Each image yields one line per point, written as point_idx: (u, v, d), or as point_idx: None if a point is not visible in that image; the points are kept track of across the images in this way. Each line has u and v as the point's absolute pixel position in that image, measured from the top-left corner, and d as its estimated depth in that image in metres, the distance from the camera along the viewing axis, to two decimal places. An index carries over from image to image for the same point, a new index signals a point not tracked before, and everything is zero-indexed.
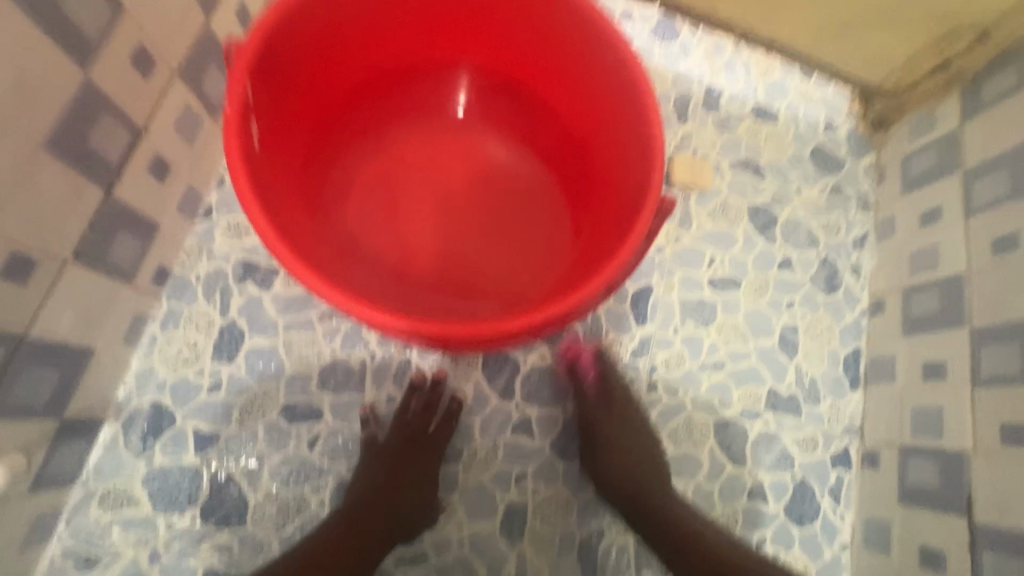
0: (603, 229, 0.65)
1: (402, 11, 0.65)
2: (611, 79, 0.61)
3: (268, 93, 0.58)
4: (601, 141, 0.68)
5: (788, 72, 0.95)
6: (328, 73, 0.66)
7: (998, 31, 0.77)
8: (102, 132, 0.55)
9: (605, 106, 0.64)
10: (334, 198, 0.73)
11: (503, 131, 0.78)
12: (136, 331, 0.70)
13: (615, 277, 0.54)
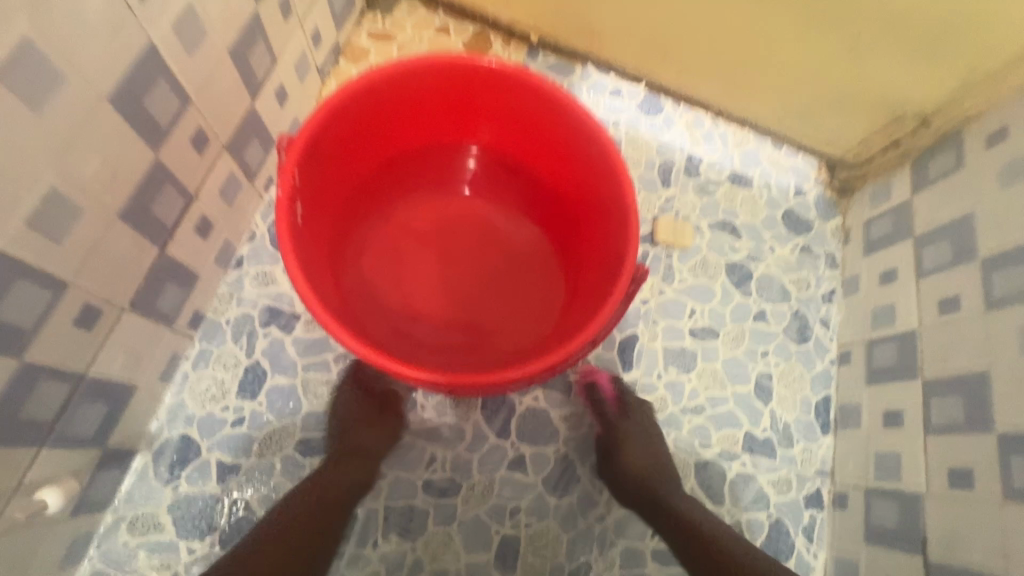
0: (592, 289, 0.74)
1: (422, 104, 0.76)
2: (597, 162, 0.71)
3: (309, 174, 0.69)
4: (590, 214, 0.78)
5: (760, 143, 1.06)
6: (357, 154, 0.77)
7: (938, 118, 0.88)
8: (164, 201, 0.64)
9: (592, 185, 0.75)
10: (357, 258, 0.82)
11: (506, 198, 0.88)
12: (171, 369, 0.78)
13: (597, 336, 0.62)
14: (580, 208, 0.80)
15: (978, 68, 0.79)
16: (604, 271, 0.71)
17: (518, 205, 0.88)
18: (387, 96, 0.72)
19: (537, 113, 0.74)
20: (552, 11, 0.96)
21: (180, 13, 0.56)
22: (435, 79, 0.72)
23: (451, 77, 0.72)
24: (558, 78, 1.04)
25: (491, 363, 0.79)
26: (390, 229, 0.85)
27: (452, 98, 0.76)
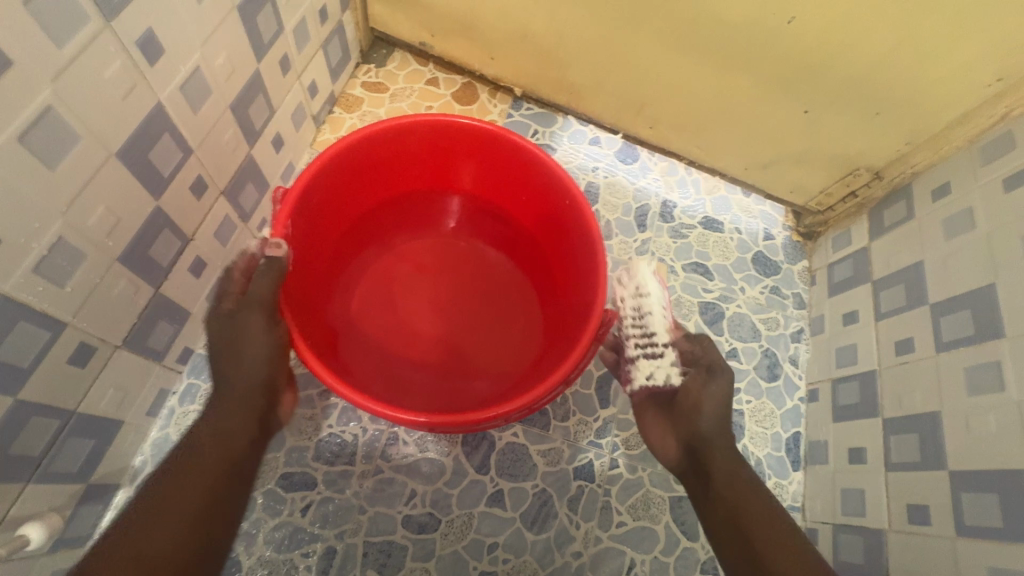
0: (567, 329, 0.79)
1: (407, 154, 0.82)
2: (570, 211, 0.77)
3: (301, 221, 0.74)
4: (564, 256, 0.83)
5: (730, 191, 1.13)
6: (346, 200, 0.82)
7: (889, 172, 0.95)
8: (161, 244, 0.68)
9: (565, 229, 0.80)
10: (343, 298, 0.86)
11: (489, 242, 0.93)
12: (158, 404, 0.80)
13: (568, 375, 0.66)
14: (557, 251, 0.86)
15: (919, 128, 0.87)
16: (578, 313, 0.76)
17: (500, 248, 0.93)
18: (377, 149, 0.78)
19: (514, 165, 0.81)
20: (534, 69, 1.04)
21: (186, 76, 0.61)
22: (420, 135, 0.79)
23: (436, 132, 0.79)
24: (540, 128, 1.11)
25: (473, 400, 0.82)
26: (378, 271, 0.90)
27: (437, 151, 0.83)
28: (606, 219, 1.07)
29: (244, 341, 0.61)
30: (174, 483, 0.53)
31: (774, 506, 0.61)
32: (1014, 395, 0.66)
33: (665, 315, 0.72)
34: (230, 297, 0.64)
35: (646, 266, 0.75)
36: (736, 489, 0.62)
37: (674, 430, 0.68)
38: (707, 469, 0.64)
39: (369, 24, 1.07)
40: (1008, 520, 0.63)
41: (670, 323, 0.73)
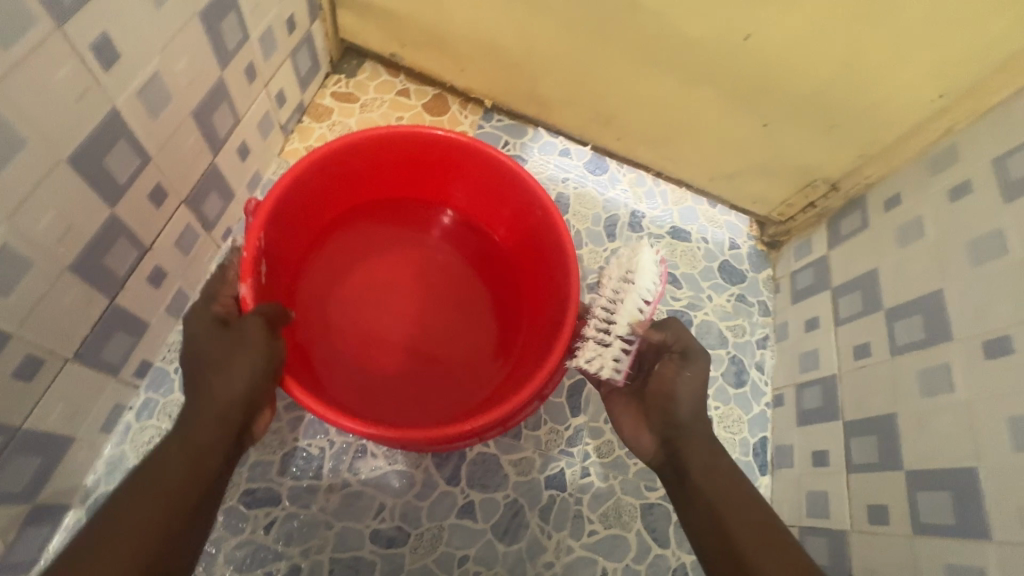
0: (540, 340, 0.80)
1: (380, 161, 0.82)
2: (542, 223, 0.79)
3: (274, 232, 0.75)
4: (537, 264, 0.84)
5: (697, 201, 1.15)
6: (318, 207, 0.82)
7: (845, 183, 0.99)
8: (117, 253, 0.66)
9: (538, 238, 0.82)
10: (314, 302, 0.86)
11: (467, 252, 0.93)
12: (113, 420, 0.76)
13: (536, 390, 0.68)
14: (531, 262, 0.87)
15: (871, 142, 0.91)
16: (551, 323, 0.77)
17: (478, 258, 0.93)
18: (352, 160, 0.80)
19: (489, 178, 0.83)
20: (503, 81, 1.05)
21: (144, 83, 0.60)
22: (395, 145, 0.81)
23: (410, 143, 0.80)
24: (511, 139, 1.13)
25: (446, 413, 0.83)
26: (356, 280, 0.89)
27: (412, 162, 0.85)
28: (576, 229, 1.08)
29: (233, 356, 0.61)
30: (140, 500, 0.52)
31: (753, 500, 0.62)
32: (963, 395, 0.69)
33: (637, 311, 0.73)
34: (222, 303, 0.67)
35: (651, 256, 0.75)
36: (715, 484, 0.63)
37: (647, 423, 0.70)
38: (685, 463, 0.65)
39: (339, 35, 1.07)
40: (960, 516, 0.65)
41: (637, 318, 0.73)
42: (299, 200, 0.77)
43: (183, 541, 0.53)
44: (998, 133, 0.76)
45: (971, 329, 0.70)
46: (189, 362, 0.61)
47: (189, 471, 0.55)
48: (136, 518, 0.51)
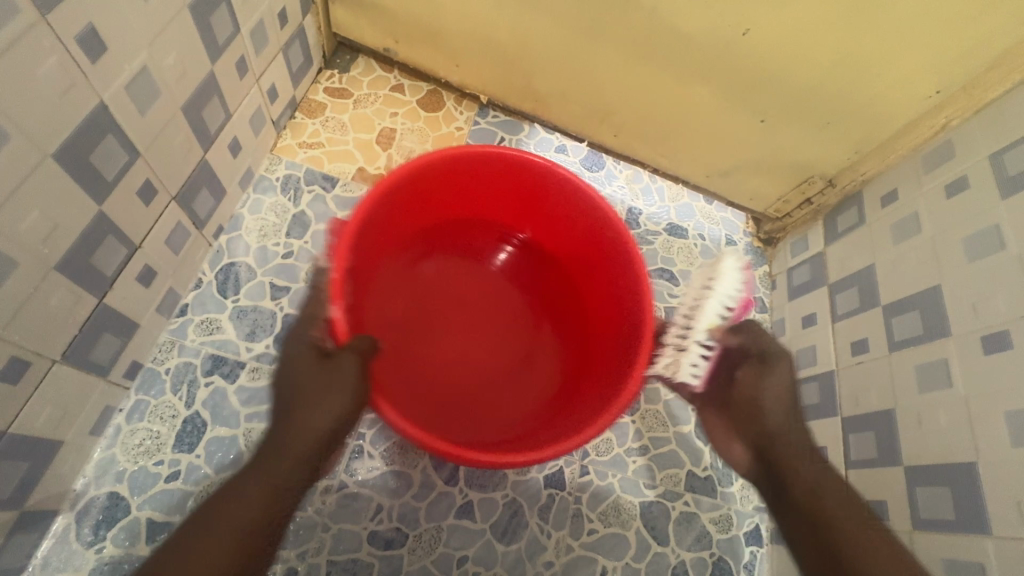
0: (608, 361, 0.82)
1: (449, 183, 0.84)
2: (611, 248, 0.81)
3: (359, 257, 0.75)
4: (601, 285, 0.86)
5: (694, 198, 1.15)
6: (390, 231, 0.84)
7: (841, 179, 0.99)
8: (105, 251, 0.64)
9: (603, 259, 0.83)
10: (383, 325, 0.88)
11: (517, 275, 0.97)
12: (103, 422, 0.75)
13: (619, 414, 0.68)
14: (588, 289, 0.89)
15: (867, 138, 0.91)
16: (618, 346, 0.80)
17: (523, 285, 0.97)
18: (429, 183, 0.81)
19: (565, 208, 0.84)
20: (499, 77, 1.05)
21: (131, 76, 0.59)
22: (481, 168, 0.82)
23: (496, 164, 0.81)
24: (507, 135, 1.12)
25: (495, 432, 0.84)
26: (405, 300, 0.91)
27: (490, 183, 0.86)
28: None
29: (329, 385, 0.61)
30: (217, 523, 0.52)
31: (861, 518, 0.58)
32: (961, 390, 0.69)
33: (718, 317, 0.76)
34: (318, 325, 0.68)
35: (734, 264, 0.80)
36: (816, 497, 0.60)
37: (737, 431, 0.71)
38: (782, 473, 0.64)
39: (331, 30, 1.05)
40: (960, 511, 0.65)
41: (718, 324, 0.75)
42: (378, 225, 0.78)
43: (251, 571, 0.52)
44: (995, 129, 0.76)
45: (968, 325, 0.70)
46: (287, 387, 0.63)
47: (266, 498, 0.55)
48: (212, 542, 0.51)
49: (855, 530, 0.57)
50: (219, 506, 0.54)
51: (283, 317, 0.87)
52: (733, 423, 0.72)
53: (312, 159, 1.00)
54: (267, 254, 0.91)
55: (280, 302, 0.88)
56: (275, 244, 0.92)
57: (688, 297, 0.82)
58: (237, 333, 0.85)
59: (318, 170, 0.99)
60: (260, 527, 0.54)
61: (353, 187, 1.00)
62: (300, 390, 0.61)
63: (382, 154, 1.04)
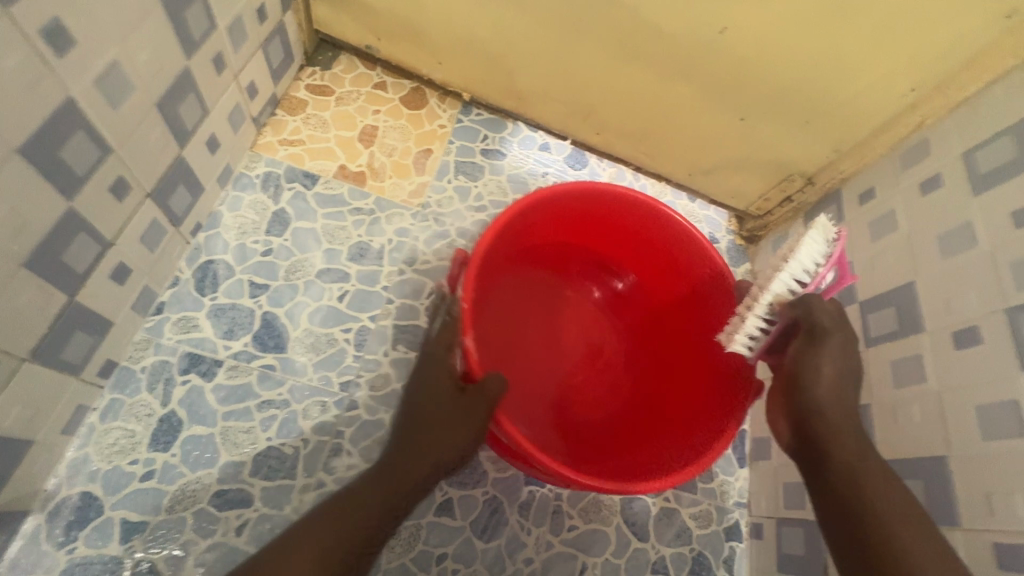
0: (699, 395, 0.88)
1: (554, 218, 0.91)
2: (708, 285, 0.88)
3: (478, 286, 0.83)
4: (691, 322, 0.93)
5: (676, 196, 1.16)
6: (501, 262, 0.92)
7: (820, 177, 1.00)
8: (76, 247, 0.63)
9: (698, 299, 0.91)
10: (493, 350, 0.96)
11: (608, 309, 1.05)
12: (76, 421, 0.74)
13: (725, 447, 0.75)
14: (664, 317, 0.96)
15: (845, 137, 0.92)
16: (710, 369, 0.87)
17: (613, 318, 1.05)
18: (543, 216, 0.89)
19: (666, 245, 0.91)
20: (481, 75, 1.04)
21: (101, 71, 0.58)
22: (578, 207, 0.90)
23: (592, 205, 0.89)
24: (490, 133, 1.12)
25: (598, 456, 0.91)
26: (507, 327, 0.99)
27: (585, 220, 0.94)
28: None
29: (462, 414, 0.69)
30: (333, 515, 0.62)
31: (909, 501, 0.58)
32: (934, 385, 0.70)
33: (784, 288, 0.75)
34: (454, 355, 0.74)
35: (819, 237, 0.75)
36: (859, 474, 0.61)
37: (780, 405, 0.73)
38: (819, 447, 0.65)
39: (313, 26, 1.05)
40: (932, 505, 0.66)
41: (781, 295, 0.75)
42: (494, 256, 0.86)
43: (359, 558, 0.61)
44: (968, 127, 0.77)
45: (941, 321, 0.71)
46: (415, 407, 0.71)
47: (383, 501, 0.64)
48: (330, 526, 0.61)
49: (892, 519, 0.57)
50: (351, 508, 0.63)
51: (261, 314, 0.87)
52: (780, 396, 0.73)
53: (293, 157, 0.99)
54: (246, 252, 0.90)
55: (259, 299, 0.88)
56: (254, 241, 0.92)
57: (768, 267, 0.81)
58: (215, 331, 0.84)
59: (299, 168, 0.99)
60: (371, 541, 0.62)
61: (334, 185, 0.99)
62: (434, 422, 0.69)
63: (364, 152, 1.03)
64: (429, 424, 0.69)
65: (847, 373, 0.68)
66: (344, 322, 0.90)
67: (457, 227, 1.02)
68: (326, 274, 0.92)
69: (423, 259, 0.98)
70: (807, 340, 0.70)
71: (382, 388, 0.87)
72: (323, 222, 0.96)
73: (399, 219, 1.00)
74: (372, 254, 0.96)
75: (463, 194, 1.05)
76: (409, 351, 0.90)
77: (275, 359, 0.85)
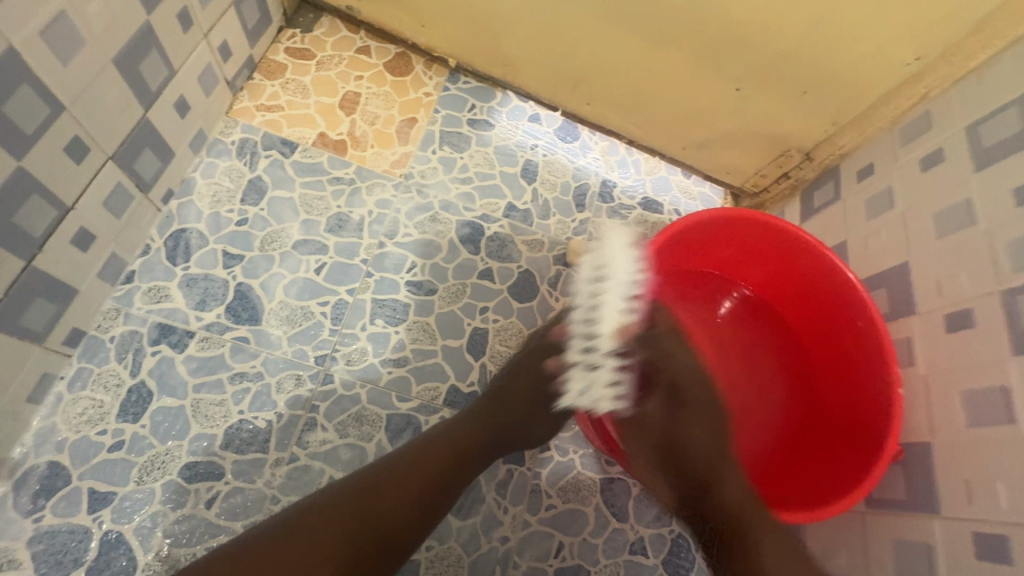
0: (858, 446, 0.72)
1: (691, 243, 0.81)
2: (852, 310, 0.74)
3: None
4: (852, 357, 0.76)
5: (670, 171, 1.12)
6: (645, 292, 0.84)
7: (818, 154, 0.95)
8: (30, 209, 0.61)
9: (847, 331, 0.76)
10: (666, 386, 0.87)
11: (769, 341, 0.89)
12: (42, 389, 0.72)
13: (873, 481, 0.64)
14: (834, 376, 0.81)
15: (844, 110, 0.88)
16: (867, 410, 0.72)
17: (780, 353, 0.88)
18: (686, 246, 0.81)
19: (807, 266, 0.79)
20: (467, 40, 1.00)
21: (46, 21, 0.54)
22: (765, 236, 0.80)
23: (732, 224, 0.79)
24: (478, 102, 1.08)
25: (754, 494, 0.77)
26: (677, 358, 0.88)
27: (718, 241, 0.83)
28: (544, 198, 1.05)
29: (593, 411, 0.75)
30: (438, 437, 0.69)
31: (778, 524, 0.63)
32: (921, 369, 0.68)
33: (620, 314, 0.66)
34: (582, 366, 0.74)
35: (622, 239, 0.69)
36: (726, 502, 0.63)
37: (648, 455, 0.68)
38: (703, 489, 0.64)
39: None
40: (911, 491, 0.64)
41: (621, 326, 0.66)
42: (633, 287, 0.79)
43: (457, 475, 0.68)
44: (973, 99, 0.73)
45: (932, 303, 0.68)
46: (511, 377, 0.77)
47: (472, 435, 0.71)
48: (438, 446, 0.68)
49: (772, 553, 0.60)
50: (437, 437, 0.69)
51: (235, 286, 0.84)
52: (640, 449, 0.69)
53: (270, 123, 0.96)
54: (221, 221, 0.88)
55: (233, 270, 0.85)
56: (229, 210, 0.89)
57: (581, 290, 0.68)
58: (187, 301, 0.82)
59: (277, 135, 0.95)
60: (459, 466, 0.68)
61: (314, 152, 0.96)
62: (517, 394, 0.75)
63: (345, 119, 1.00)
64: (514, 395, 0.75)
65: (718, 429, 0.65)
66: (322, 295, 0.87)
67: (441, 200, 0.99)
68: (304, 245, 0.89)
69: (405, 231, 0.95)
70: (670, 397, 0.67)
71: (359, 362, 0.85)
72: (301, 191, 0.93)
73: (380, 189, 0.96)
74: (352, 225, 0.93)
75: (449, 166, 1.02)
76: (388, 325, 0.88)
77: (248, 332, 0.83)
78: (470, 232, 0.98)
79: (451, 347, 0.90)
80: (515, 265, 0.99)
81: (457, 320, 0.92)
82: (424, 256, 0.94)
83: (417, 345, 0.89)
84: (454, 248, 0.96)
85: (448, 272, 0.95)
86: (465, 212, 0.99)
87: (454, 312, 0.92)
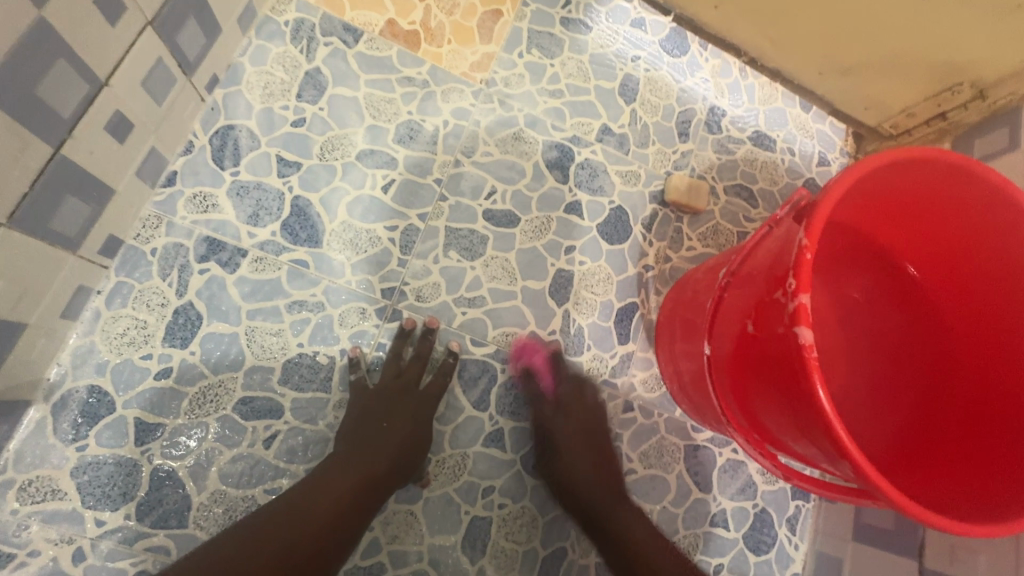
0: None
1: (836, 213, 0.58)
2: None
3: (742, 306, 0.58)
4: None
5: (789, 102, 0.94)
6: None
7: (996, 91, 0.77)
8: (55, 79, 0.47)
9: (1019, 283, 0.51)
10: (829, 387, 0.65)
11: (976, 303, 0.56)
12: (78, 304, 0.63)
13: None
14: (980, 396, 0.55)
15: None
16: None
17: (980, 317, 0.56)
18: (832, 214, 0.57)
19: (969, 210, 0.52)
20: None
21: None
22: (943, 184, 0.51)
23: (876, 180, 0.52)
24: None
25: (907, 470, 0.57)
26: (833, 350, 0.66)
27: (867, 203, 0.57)
28: (644, 122, 0.88)
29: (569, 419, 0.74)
30: (361, 457, 0.63)
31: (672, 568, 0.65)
32: None
33: (415, 313, 0.74)
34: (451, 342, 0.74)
35: (331, 255, 0.72)
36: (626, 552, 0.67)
37: (585, 460, 0.72)
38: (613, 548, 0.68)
39: None
40: None
41: (410, 323, 0.72)
42: (751, 273, 0.58)
43: (380, 492, 0.62)
44: None
45: None
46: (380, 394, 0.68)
47: (395, 460, 0.64)
48: (354, 468, 0.62)
49: None
50: (353, 454, 0.63)
51: (292, 200, 0.72)
52: (580, 458, 0.72)
53: (330, 2, 0.79)
54: (273, 119, 0.74)
55: (289, 180, 0.72)
56: (283, 107, 0.74)
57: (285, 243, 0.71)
58: (238, 214, 0.70)
59: (338, 18, 0.78)
60: (380, 488, 0.62)
61: (381, 44, 0.79)
62: (383, 409, 0.67)
63: (418, 6, 0.82)
64: (382, 426, 0.66)
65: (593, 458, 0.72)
66: (390, 218, 0.75)
67: (527, 114, 0.83)
68: (370, 156, 0.76)
69: (485, 149, 0.80)
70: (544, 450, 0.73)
71: (430, 299, 0.74)
72: (366, 90, 0.77)
73: (458, 96, 0.81)
74: (424, 137, 0.78)
75: (537, 73, 0.85)
76: (463, 258, 0.76)
77: (307, 255, 0.71)
78: (558, 156, 0.83)
79: (531, 290, 0.78)
80: (607, 199, 0.84)
81: (540, 259, 0.79)
82: (505, 180, 0.80)
83: (494, 284, 0.77)
84: (540, 173, 0.82)
85: (532, 202, 0.81)
86: (554, 132, 0.84)
87: (536, 250, 0.79)
